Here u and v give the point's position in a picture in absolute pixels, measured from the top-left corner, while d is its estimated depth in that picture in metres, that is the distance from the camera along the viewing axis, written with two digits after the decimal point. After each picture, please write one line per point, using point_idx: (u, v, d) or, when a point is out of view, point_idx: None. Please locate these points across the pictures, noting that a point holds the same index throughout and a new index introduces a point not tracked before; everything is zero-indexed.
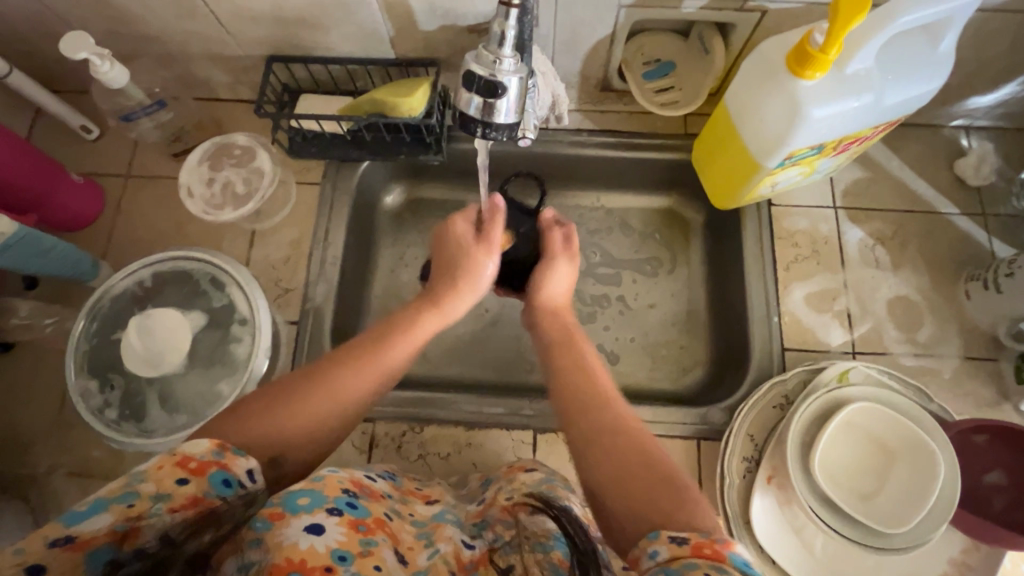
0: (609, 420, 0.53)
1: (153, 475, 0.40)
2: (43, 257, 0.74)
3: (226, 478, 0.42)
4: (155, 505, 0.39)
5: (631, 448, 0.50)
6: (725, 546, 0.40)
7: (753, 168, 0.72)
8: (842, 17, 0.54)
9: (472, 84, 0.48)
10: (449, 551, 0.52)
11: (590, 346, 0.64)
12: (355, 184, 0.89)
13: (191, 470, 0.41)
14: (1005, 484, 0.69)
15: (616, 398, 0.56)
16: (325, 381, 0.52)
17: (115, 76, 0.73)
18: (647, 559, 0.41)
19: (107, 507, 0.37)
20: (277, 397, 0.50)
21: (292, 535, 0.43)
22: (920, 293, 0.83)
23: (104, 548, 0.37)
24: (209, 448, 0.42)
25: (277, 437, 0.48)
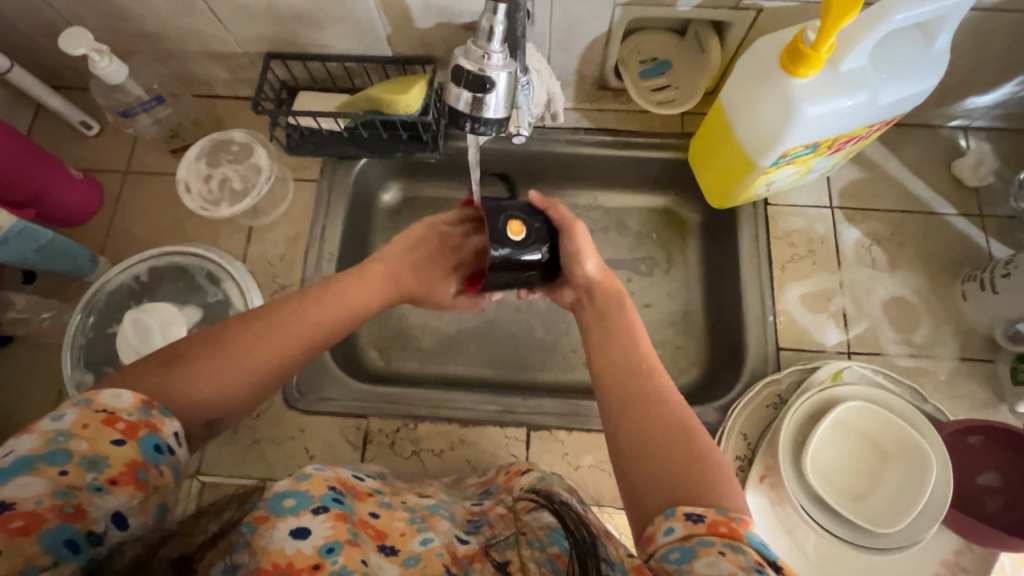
0: (649, 389, 0.53)
1: (81, 437, 0.41)
2: (40, 251, 0.75)
3: (157, 443, 0.44)
4: (90, 468, 0.41)
5: (666, 419, 0.50)
6: (741, 526, 0.41)
7: (748, 167, 0.72)
8: (834, 15, 0.54)
9: (461, 79, 0.48)
10: (441, 543, 0.49)
11: (637, 309, 0.63)
12: (352, 182, 0.89)
13: (122, 431, 0.43)
14: (999, 486, 0.69)
15: (659, 366, 0.56)
16: (255, 340, 0.51)
17: (114, 72, 0.73)
18: (661, 535, 0.42)
19: (36, 467, 0.39)
20: (207, 357, 0.49)
21: (278, 541, 0.44)
22: (917, 294, 0.82)
23: (55, 528, 0.38)
24: (136, 404, 0.44)
25: (207, 400, 0.49)
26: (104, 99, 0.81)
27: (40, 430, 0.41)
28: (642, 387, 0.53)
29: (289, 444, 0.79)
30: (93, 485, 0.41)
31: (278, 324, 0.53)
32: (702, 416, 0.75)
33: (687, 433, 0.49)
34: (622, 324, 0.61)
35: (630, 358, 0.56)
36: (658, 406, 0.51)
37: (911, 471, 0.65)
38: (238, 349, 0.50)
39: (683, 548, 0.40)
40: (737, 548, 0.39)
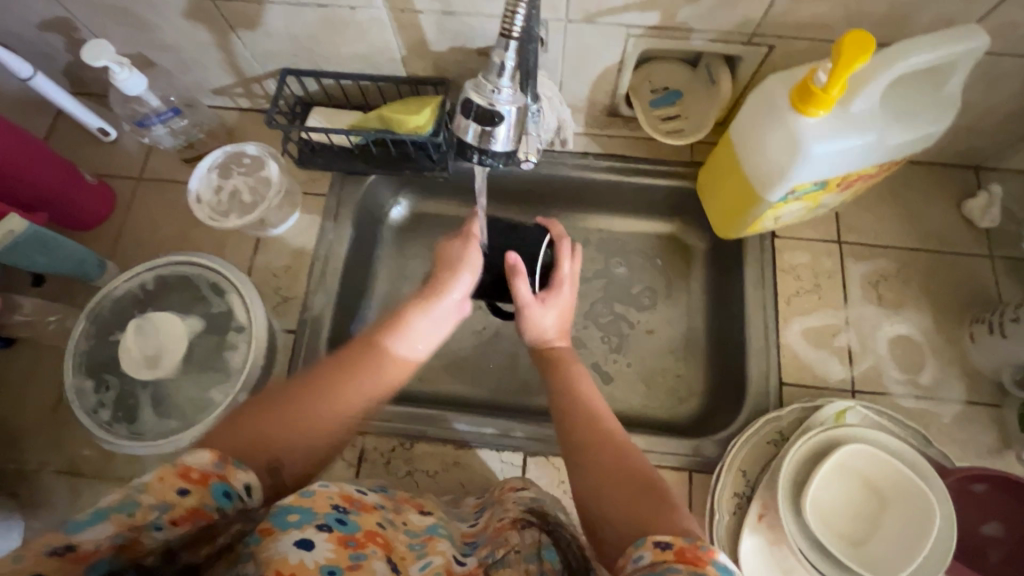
0: (609, 436, 0.56)
1: (154, 487, 0.40)
2: (49, 255, 0.75)
3: (226, 491, 0.44)
4: (156, 515, 0.40)
5: (623, 462, 0.53)
6: (708, 552, 0.39)
7: (755, 200, 0.72)
8: (846, 58, 0.54)
9: (470, 112, 0.49)
10: (440, 563, 0.50)
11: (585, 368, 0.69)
12: (360, 197, 0.90)
13: (194, 480, 0.42)
14: (1002, 537, 0.68)
15: (610, 417, 0.60)
16: (321, 393, 0.55)
17: (131, 82, 0.75)
18: (631, 563, 0.41)
19: (109, 516, 0.38)
20: (278, 408, 0.52)
21: (282, 550, 0.41)
22: (923, 333, 0.81)
23: (103, 561, 0.38)
24: (210, 460, 0.44)
25: (275, 445, 0.50)
26: (121, 108, 0.81)
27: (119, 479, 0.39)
28: (601, 436, 0.56)
29: None
30: (155, 525, 0.40)
31: (343, 374, 0.57)
32: (701, 449, 0.74)
33: (644, 472, 0.52)
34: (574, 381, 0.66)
35: (587, 409, 0.61)
36: (613, 450, 0.55)
37: (912, 518, 0.64)
38: (313, 392, 0.54)
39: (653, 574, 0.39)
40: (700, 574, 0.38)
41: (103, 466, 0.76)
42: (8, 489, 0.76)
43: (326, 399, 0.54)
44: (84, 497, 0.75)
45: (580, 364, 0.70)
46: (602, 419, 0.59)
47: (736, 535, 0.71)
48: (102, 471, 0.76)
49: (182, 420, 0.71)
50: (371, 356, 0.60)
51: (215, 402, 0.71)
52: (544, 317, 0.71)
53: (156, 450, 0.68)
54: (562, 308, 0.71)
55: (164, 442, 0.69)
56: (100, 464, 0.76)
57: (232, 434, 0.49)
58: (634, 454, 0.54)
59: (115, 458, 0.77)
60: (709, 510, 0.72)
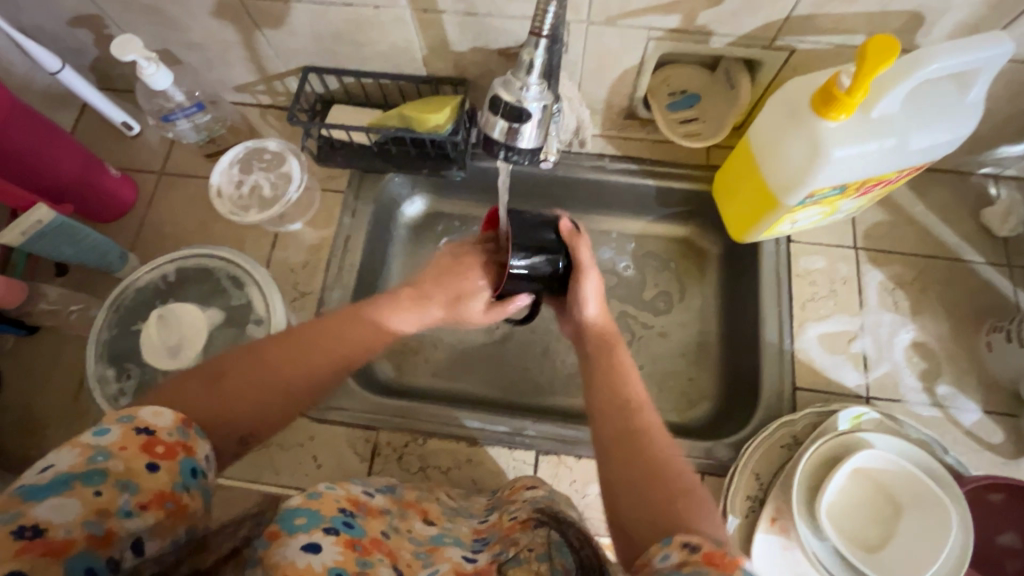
0: (638, 424, 0.56)
1: (120, 459, 0.41)
2: (74, 246, 0.77)
3: (193, 468, 0.44)
4: (124, 493, 0.40)
5: (656, 457, 0.52)
6: (737, 560, 0.39)
7: (773, 205, 0.72)
8: (870, 62, 0.55)
9: (497, 109, 0.49)
10: (448, 569, 0.50)
11: (626, 351, 0.67)
12: (377, 195, 0.91)
13: (160, 454, 0.43)
14: (1018, 547, 0.67)
15: (650, 407, 0.59)
16: (293, 359, 0.55)
17: (159, 78, 0.76)
18: (658, 562, 0.41)
19: (74, 489, 0.39)
20: (248, 375, 0.52)
21: (289, 555, 0.42)
22: (939, 341, 0.81)
23: (80, 556, 0.37)
24: (174, 424, 0.45)
25: (245, 415, 0.51)
26: (147, 103, 0.83)
27: (81, 445, 0.41)
28: (632, 423, 0.56)
29: (298, 450, 0.79)
30: (124, 509, 0.40)
31: (315, 341, 0.57)
32: (713, 453, 0.74)
33: (669, 466, 0.51)
34: (615, 361, 0.65)
35: (621, 394, 0.60)
36: (648, 444, 0.54)
37: (928, 526, 0.63)
38: (282, 358, 0.54)
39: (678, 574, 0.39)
40: None
41: None
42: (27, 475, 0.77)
43: (296, 366, 0.55)
44: None
45: (624, 345, 0.69)
46: (638, 405, 0.59)
47: (749, 536, 0.71)
48: None
49: None
50: (346, 329, 0.60)
51: None
52: (588, 302, 0.69)
53: None
54: (599, 291, 0.70)
55: None
56: None
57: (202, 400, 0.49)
58: (662, 446, 0.54)
59: None
60: (721, 512, 0.71)
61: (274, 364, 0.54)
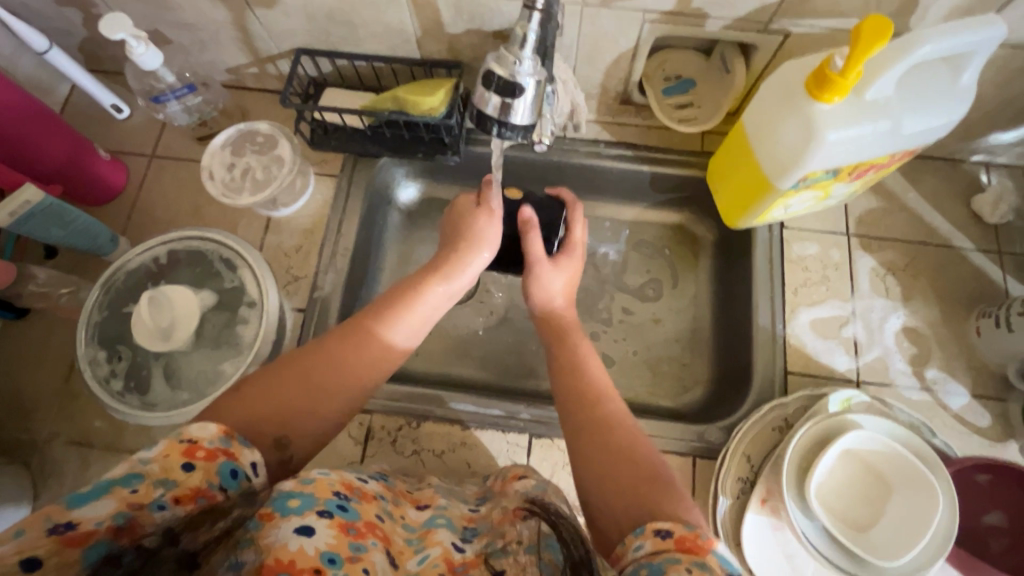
0: (606, 414, 0.56)
1: (159, 461, 0.41)
2: (63, 228, 0.76)
3: (233, 469, 0.44)
4: (159, 492, 0.40)
5: (624, 445, 0.53)
6: (709, 542, 0.41)
7: (766, 187, 0.72)
8: (863, 43, 0.55)
9: (490, 84, 0.49)
10: (438, 555, 0.49)
11: (586, 338, 0.69)
12: (371, 179, 0.90)
13: (199, 457, 0.43)
14: (1004, 527, 0.68)
15: (613, 394, 0.59)
16: (328, 363, 0.55)
17: (149, 58, 0.75)
18: (631, 552, 0.43)
19: (112, 491, 0.39)
20: (283, 383, 0.52)
21: (282, 537, 0.41)
22: (929, 326, 0.82)
23: (101, 544, 0.38)
24: (217, 434, 0.45)
25: (283, 420, 0.51)
26: (137, 83, 0.82)
27: (131, 457, 0.41)
28: (600, 415, 0.56)
29: None
30: (158, 504, 0.40)
31: (348, 345, 0.57)
32: (705, 436, 0.75)
33: (642, 454, 0.52)
34: (577, 351, 0.66)
35: (585, 386, 0.60)
36: (611, 432, 0.54)
37: (916, 503, 0.64)
38: (315, 364, 0.54)
39: (651, 563, 0.40)
40: (704, 564, 0.39)
41: (113, 438, 0.77)
42: (17, 458, 0.76)
43: (333, 371, 0.55)
44: (93, 467, 0.76)
45: (585, 334, 0.70)
46: (604, 395, 0.59)
47: (740, 516, 0.71)
48: (113, 443, 0.77)
49: (193, 392, 0.72)
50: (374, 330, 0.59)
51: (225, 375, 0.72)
52: (553, 279, 0.73)
53: (166, 422, 0.70)
54: (571, 271, 0.74)
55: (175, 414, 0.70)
56: (110, 436, 0.77)
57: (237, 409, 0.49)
58: (632, 433, 0.54)
59: (125, 430, 0.77)
60: (713, 493, 0.72)
61: (314, 367, 0.54)
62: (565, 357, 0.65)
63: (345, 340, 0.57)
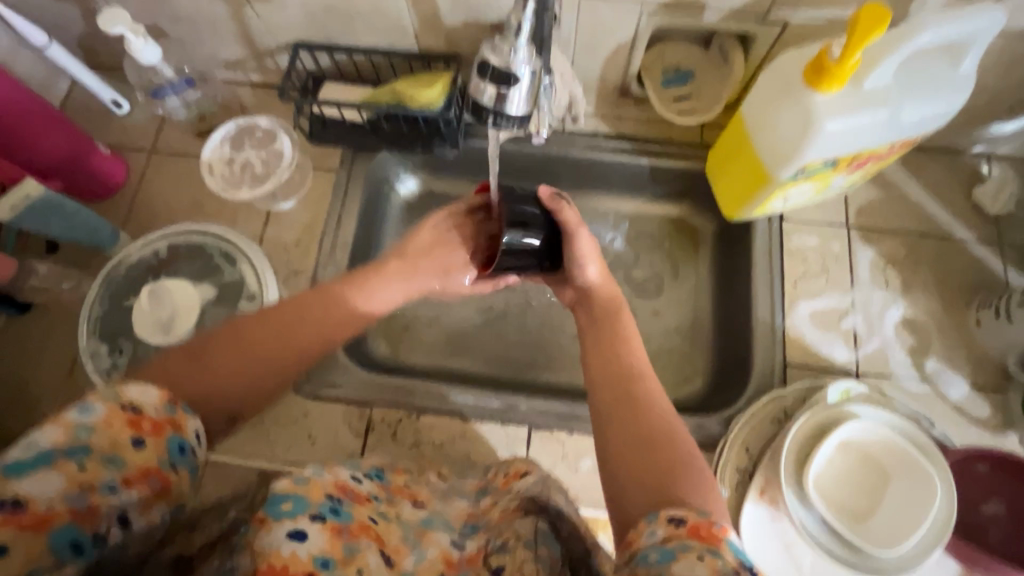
0: (639, 393, 0.56)
1: (101, 433, 0.40)
2: (64, 222, 0.76)
3: (181, 445, 0.44)
4: (109, 472, 0.39)
5: (652, 425, 0.52)
6: (721, 530, 0.41)
7: (765, 179, 0.72)
8: (860, 31, 0.54)
9: (485, 73, 0.50)
10: (436, 554, 0.49)
11: (632, 315, 0.67)
12: (370, 172, 0.90)
13: (146, 430, 0.42)
14: (1002, 517, 0.68)
15: (650, 373, 0.59)
16: (284, 338, 0.55)
17: (147, 53, 0.75)
18: (644, 537, 0.42)
19: (57, 465, 0.38)
20: (234, 352, 0.52)
21: (274, 542, 0.40)
22: (929, 317, 0.81)
23: (64, 529, 0.37)
24: (160, 402, 0.44)
25: (230, 394, 0.51)
26: (136, 77, 0.83)
27: (64, 421, 0.40)
28: (633, 394, 0.55)
29: (291, 426, 0.80)
30: (109, 486, 0.39)
31: (304, 321, 0.57)
32: (704, 427, 0.75)
33: (671, 436, 0.51)
34: (618, 328, 0.65)
35: (620, 364, 0.59)
36: (641, 410, 0.54)
37: (914, 495, 0.64)
38: (269, 336, 0.55)
39: (662, 547, 0.40)
40: (717, 552, 0.39)
41: None
42: None
43: (285, 346, 0.55)
44: None
45: (631, 312, 0.68)
46: (640, 374, 0.58)
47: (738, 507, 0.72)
48: None
49: None
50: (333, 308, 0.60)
51: None
52: (589, 262, 0.70)
53: None
54: (596, 253, 0.71)
55: None
56: None
57: (193, 376, 0.49)
58: (665, 415, 0.54)
59: None
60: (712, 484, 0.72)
61: (265, 338, 0.54)
62: (608, 331, 0.64)
63: (304, 317, 0.57)
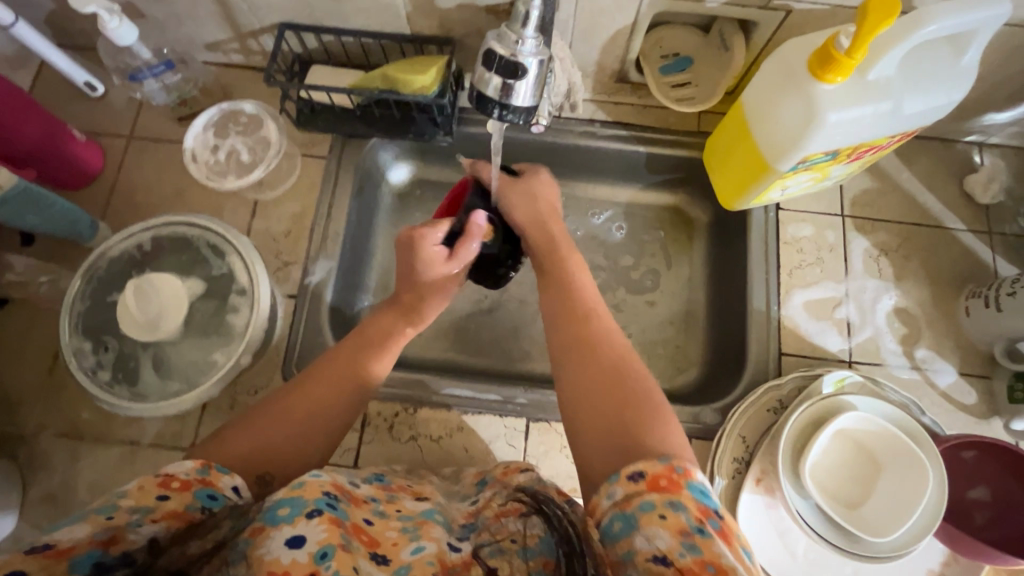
0: (589, 335, 0.61)
1: (133, 493, 0.43)
2: (40, 214, 0.73)
3: (210, 494, 0.46)
4: (134, 517, 0.42)
5: (606, 369, 0.57)
6: (681, 476, 0.46)
7: (765, 169, 0.71)
8: (871, 21, 0.53)
9: (492, 64, 0.47)
10: (432, 551, 0.47)
11: (581, 258, 0.71)
12: (361, 160, 0.87)
13: (174, 487, 0.45)
14: (987, 500, 0.70)
15: (600, 317, 0.63)
16: (301, 398, 0.58)
17: (123, 33, 0.71)
18: (605, 500, 0.47)
19: (86, 517, 0.41)
20: (255, 425, 0.55)
21: (273, 550, 0.41)
22: (920, 306, 0.83)
23: (85, 554, 0.40)
24: (194, 467, 0.46)
25: (257, 454, 0.53)
26: (112, 60, 0.78)
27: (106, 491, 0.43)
28: (583, 341, 0.60)
29: None
30: (135, 523, 0.42)
31: (317, 379, 0.59)
32: (701, 417, 0.75)
33: (624, 375, 0.56)
34: (568, 272, 0.68)
35: (565, 311, 0.64)
36: (594, 355, 0.59)
37: (907, 481, 0.66)
38: (288, 402, 0.57)
39: (623, 511, 0.45)
40: (676, 505, 0.44)
41: (103, 428, 0.75)
42: (5, 450, 0.75)
43: (304, 406, 0.57)
44: (84, 460, 0.74)
45: (578, 253, 0.72)
46: (585, 317, 0.63)
47: (735, 497, 0.73)
48: (103, 433, 0.75)
49: (184, 381, 0.71)
50: (346, 359, 0.62)
51: (217, 365, 0.71)
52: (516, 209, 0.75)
53: (157, 413, 0.68)
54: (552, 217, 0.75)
55: (165, 405, 0.68)
56: (100, 427, 0.76)
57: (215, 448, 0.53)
58: (615, 355, 0.59)
59: (114, 421, 0.76)
60: (709, 474, 0.73)
61: (287, 406, 0.57)
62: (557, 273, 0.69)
63: (318, 376, 0.60)
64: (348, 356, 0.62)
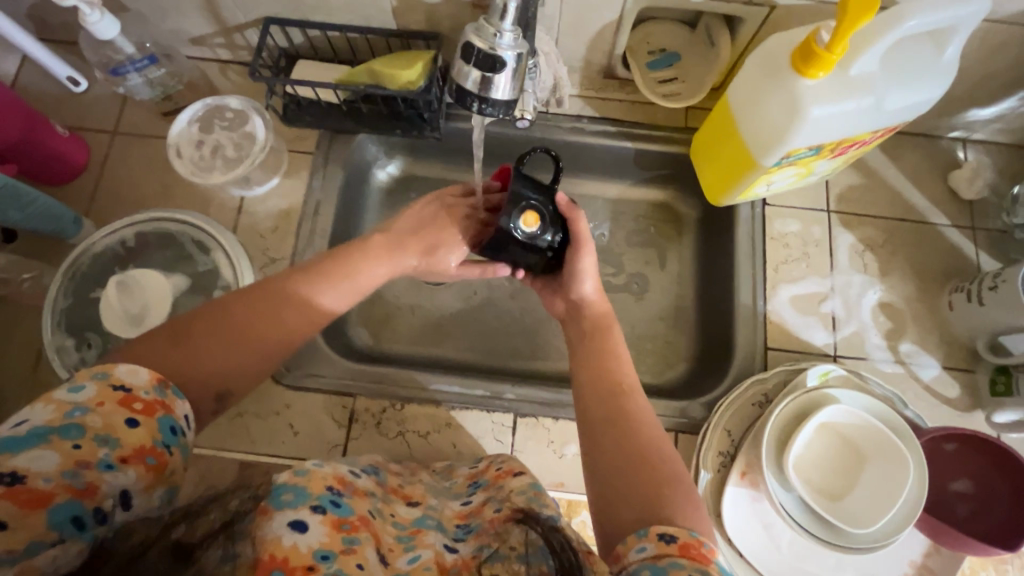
0: (625, 403, 0.56)
1: (97, 414, 0.41)
2: (22, 210, 0.72)
3: (172, 425, 0.44)
4: (103, 450, 0.40)
5: (639, 439, 0.53)
6: (709, 552, 0.42)
7: (750, 165, 0.71)
8: (850, 16, 0.54)
9: (470, 57, 0.48)
10: (429, 557, 0.48)
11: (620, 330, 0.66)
12: (349, 156, 0.87)
13: (138, 410, 0.42)
14: (969, 493, 0.71)
15: (635, 386, 0.59)
16: (271, 316, 0.54)
17: (105, 27, 0.70)
18: (633, 553, 0.43)
19: (50, 442, 0.39)
20: (221, 335, 0.51)
21: (274, 533, 0.41)
22: (905, 301, 0.83)
23: (64, 505, 0.38)
24: (150, 382, 0.44)
25: (222, 371, 0.51)
26: (94, 54, 0.77)
27: (58, 402, 0.41)
28: (622, 409, 0.55)
29: (273, 420, 0.78)
30: (104, 463, 0.40)
31: (290, 300, 0.56)
32: (688, 412, 0.76)
33: (658, 450, 0.52)
34: (603, 340, 0.64)
35: (603, 377, 0.59)
36: (628, 424, 0.54)
37: (889, 473, 0.66)
38: (258, 315, 0.54)
39: (653, 566, 0.41)
40: (707, 573, 0.40)
41: None
42: None
43: (274, 326, 0.54)
44: None
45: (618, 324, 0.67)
46: (627, 389, 0.58)
47: (719, 490, 0.73)
48: None
49: None
50: (319, 284, 0.59)
51: None
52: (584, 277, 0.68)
53: None
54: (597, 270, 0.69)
55: None
56: None
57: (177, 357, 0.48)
58: (650, 427, 0.54)
59: None
60: (694, 466, 0.73)
61: (258, 322, 0.53)
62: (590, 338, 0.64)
63: (292, 297, 0.57)
64: (322, 280, 0.59)
